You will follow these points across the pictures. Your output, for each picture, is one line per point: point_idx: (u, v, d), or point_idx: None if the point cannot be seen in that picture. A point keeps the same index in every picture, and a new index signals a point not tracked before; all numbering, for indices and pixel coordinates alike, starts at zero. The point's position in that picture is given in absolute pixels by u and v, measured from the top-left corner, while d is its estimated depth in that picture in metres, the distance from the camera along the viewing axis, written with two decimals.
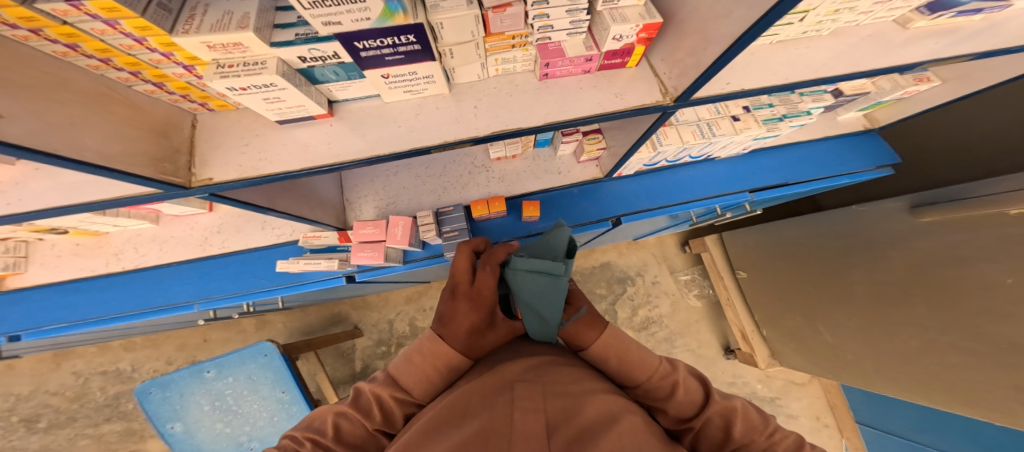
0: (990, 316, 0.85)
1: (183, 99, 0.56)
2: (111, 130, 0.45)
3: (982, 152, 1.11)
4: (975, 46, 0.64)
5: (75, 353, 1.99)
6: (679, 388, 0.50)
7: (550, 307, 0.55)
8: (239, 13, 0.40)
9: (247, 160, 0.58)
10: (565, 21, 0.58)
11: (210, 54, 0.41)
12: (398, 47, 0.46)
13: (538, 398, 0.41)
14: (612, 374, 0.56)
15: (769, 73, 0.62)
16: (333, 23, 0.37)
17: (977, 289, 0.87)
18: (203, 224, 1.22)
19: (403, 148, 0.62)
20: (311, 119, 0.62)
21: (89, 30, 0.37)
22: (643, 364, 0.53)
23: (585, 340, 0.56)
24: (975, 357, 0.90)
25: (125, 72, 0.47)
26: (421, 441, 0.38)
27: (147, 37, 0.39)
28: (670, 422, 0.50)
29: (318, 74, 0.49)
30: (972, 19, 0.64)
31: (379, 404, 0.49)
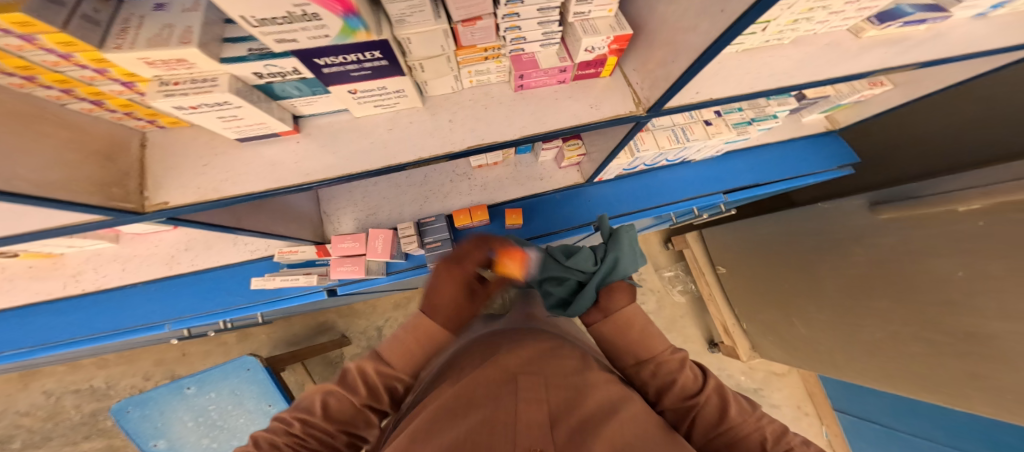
0: (945, 308, 0.90)
1: (127, 116, 0.52)
2: (50, 155, 0.42)
3: (933, 150, 1.19)
4: (921, 54, 0.69)
5: (44, 372, 1.86)
6: (686, 365, 0.55)
7: (627, 261, 0.69)
8: (179, 26, 0.36)
9: (208, 180, 0.55)
10: (537, 32, 0.58)
11: (151, 71, 0.38)
12: (362, 63, 0.44)
13: (541, 389, 0.44)
14: (625, 345, 0.59)
15: (735, 82, 0.63)
16: (286, 40, 0.35)
17: (932, 283, 0.92)
18: (169, 242, 1.15)
19: (376, 166, 0.60)
20: (276, 136, 0.60)
21: (3, 46, 0.33)
22: (659, 338, 0.59)
23: (618, 303, 0.64)
24: (933, 347, 0.95)
25: (56, 90, 0.43)
26: (427, 424, 0.39)
27: (75, 53, 0.36)
28: (673, 397, 0.51)
29: (279, 89, 0.47)
30: (919, 28, 0.69)
31: (369, 378, 0.52)
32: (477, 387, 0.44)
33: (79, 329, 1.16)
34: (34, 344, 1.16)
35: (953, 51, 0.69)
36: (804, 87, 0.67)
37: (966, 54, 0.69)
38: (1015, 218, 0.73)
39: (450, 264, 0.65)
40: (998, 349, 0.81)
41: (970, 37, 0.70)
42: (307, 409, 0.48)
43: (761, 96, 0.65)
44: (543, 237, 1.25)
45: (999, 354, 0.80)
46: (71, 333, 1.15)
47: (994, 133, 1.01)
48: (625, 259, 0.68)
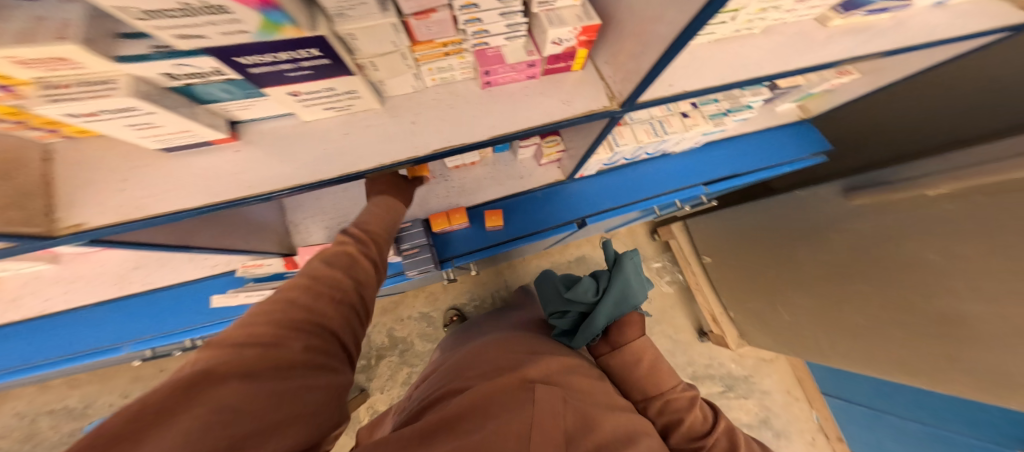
0: (920, 291, 0.92)
1: (23, 126, 0.43)
2: None
3: (900, 136, 1.22)
4: (884, 43, 0.68)
5: (8, 397, 1.71)
6: (696, 404, 0.63)
7: (634, 292, 0.77)
8: (56, 20, 0.30)
9: (130, 198, 0.49)
10: (501, 25, 0.54)
11: (27, 73, 0.32)
12: (299, 62, 0.39)
13: (559, 404, 0.46)
14: (637, 379, 0.70)
15: (707, 74, 0.62)
16: (190, 36, 0.30)
17: (907, 267, 0.94)
18: (119, 259, 1.06)
19: (331, 174, 0.55)
20: (210, 145, 0.54)
21: None
22: (666, 375, 0.69)
23: (629, 335, 0.76)
24: (912, 331, 0.97)
25: None
26: (444, 424, 0.40)
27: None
28: (681, 436, 0.58)
29: (203, 92, 0.42)
30: (882, 16, 0.69)
31: (352, 252, 0.59)
32: (496, 396, 0.45)
33: (26, 356, 1.08)
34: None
35: (921, 38, 0.68)
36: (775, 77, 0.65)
37: (930, 41, 0.69)
38: (980, 201, 0.76)
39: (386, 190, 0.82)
40: (973, 332, 0.83)
41: (930, 25, 0.70)
42: (308, 272, 0.50)
43: (735, 87, 0.63)
44: (525, 238, 1.22)
45: (974, 336, 0.83)
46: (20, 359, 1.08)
47: (960, 119, 1.04)
48: (632, 291, 0.76)
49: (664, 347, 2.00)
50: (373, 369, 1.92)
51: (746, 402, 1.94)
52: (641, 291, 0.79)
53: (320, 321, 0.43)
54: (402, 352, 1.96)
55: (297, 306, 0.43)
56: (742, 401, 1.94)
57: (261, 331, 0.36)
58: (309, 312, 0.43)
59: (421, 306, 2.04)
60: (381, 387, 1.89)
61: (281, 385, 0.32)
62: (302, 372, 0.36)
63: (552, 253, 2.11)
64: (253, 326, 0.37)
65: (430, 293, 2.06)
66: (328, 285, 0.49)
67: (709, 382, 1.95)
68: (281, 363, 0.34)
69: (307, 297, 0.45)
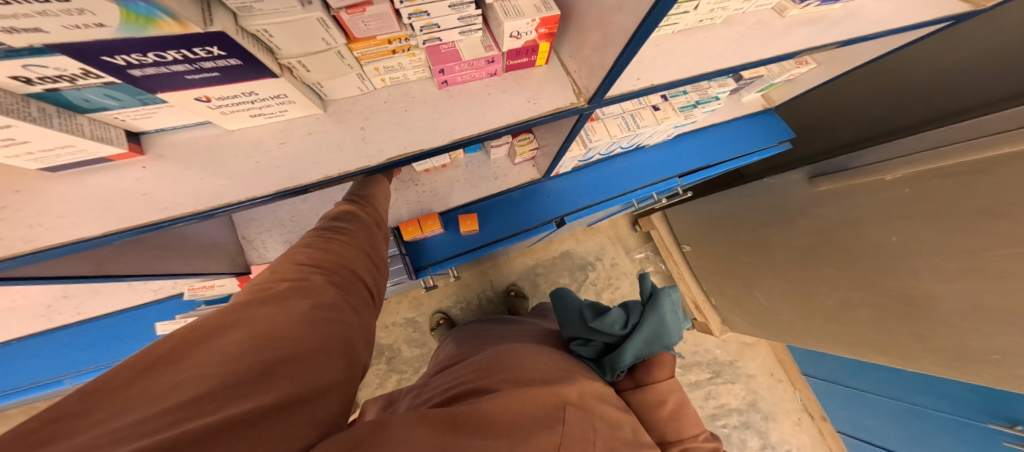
0: (884, 273, 0.96)
1: None
2: None
3: (855, 122, 1.26)
4: (838, 34, 0.67)
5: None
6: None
7: (672, 334, 0.71)
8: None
9: (8, 228, 0.41)
10: (452, 18, 0.48)
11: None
12: (198, 63, 0.33)
13: (587, 430, 0.43)
14: (656, 420, 0.62)
15: (675, 67, 0.59)
16: (19, 28, 0.23)
17: (871, 250, 0.97)
18: (42, 289, 0.93)
19: (267, 190, 0.49)
20: (107, 161, 0.47)
21: None
22: (692, 422, 0.62)
23: (658, 375, 0.67)
24: (879, 311, 1.01)
25: None
26: (465, 419, 0.37)
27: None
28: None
29: (81, 100, 0.35)
30: (834, 6, 0.68)
31: (354, 210, 0.61)
32: (523, 410, 0.41)
33: None
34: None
35: (872, 27, 0.69)
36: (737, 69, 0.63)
37: (879, 30, 0.70)
38: (936, 183, 0.79)
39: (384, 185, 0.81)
40: (935, 310, 0.87)
41: (880, 14, 0.70)
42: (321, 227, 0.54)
43: (701, 80, 0.61)
44: (503, 240, 1.18)
45: (936, 314, 0.87)
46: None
47: (912, 106, 1.08)
48: (669, 332, 0.70)
49: None
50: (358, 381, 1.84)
51: (733, 387, 2.01)
52: (678, 332, 0.72)
53: (337, 261, 0.48)
54: (389, 360, 1.89)
55: (313, 250, 0.47)
56: (729, 385, 2.01)
57: (282, 271, 0.41)
58: (325, 254, 0.47)
59: (405, 310, 1.96)
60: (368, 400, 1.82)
61: (308, 301, 0.37)
62: (330, 294, 0.41)
63: (536, 250, 2.08)
64: (277, 268, 0.42)
65: (414, 297, 1.98)
66: (339, 235, 0.53)
67: (696, 369, 2.00)
68: (307, 289, 0.39)
69: (323, 243, 0.49)
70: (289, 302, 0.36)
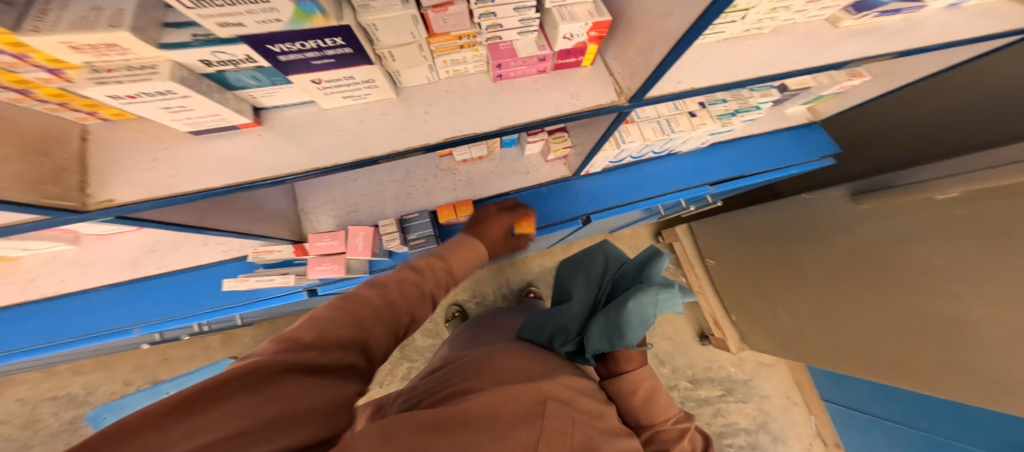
0: (924, 294, 0.92)
1: (63, 108, 0.45)
2: None
3: (911, 138, 1.21)
4: (895, 45, 0.67)
5: (17, 380, 1.75)
6: (686, 436, 0.62)
7: (641, 324, 0.66)
8: (110, 9, 0.32)
9: (155, 177, 0.51)
10: (514, 19, 0.55)
11: (78, 56, 0.34)
12: (324, 51, 0.42)
13: (568, 423, 0.41)
14: (630, 408, 0.67)
15: (717, 72, 0.62)
16: (230, 25, 0.33)
17: (913, 271, 0.94)
18: (132, 243, 1.05)
19: (347, 159, 0.58)
20: (234, 128, 0.56)
21: None
22: (663, 407, 0.65)
23: (628, 366, 0.69)
24: (917, 335, 0.97)
25: (46, 71, 0.34)
26: (454, 415, 0.36)
27: (27, 53, 0.31)
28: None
29: (233, 79, 0.44)
30: (896, 16, 0.69)
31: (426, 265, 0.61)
32: (508, 401, 0.41)
33: (33, 337, 1.07)
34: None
35: (931, 39, 0.68)
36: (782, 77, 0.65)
37: (943, 43, 0.68)
38: (992, 205, 0.75)
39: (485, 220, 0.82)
40: (977, 336, 0.84)
41: (944, 25, 0.70)
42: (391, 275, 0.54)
43: (743, 86, 0.63)
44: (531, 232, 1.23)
45: (977, 340, 0.84)
46: (28, 338, 1.07)
47: (972, 125, 1.04)
48: (637, 321, 0.66)
49: (664, 349, 2.01)
50: None
51: (744, 406, 1.95)
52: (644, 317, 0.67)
53: (372, 343, 0.41)
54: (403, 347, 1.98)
55: (367, 301, 0.46)
56: (740, 404, 1.95)
57: (337, 317, 0.40)
58: (372, 306, 0.45)
59: None
60: (381, 380, 1.91)
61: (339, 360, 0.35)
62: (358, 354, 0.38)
63: (555, 252, 2.13)
64: (339, 312, 0.42)
65: None
66: (402, 286, 0.53)
67: (707, 385, 1.97)
68: (340, 347, 0.37)
69: (384, 297, 0.48)
70: (326, 357, 0.34)
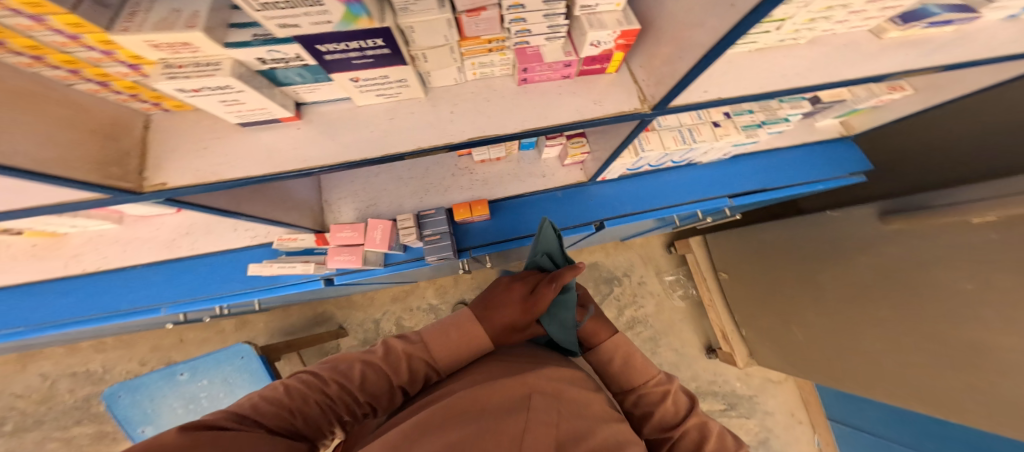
0: (950, 319, 0.89)
1: (132, 98, 0.51)
2: (52, 132, 0.40)
3: (951, 157, 1.15)
4: (940, 58, 0.64)
5: (42, 354, 1.86)
6: (668, 397, 0.58)
7: (564, 329, 0.65)
8: (187, 11, 0.36)
9: (205, 164, 0.54)
10: (542, 25, 0.56)
11: (155, 54, 0.37)
12: (365, 51, 0.45)
13: (554, 412, 0.39)
14: (612, 374, 0.65)
15: (749, 80, 0.60)
16: (289, 25, 0.36)
17: (940, 295, 0.90)
18: (170, 225, 1.11)
19: (375, 154, 0.60)
20: (277, 122, 0.60)
21: (13, 26, 0.31)
22: (641, 370, 0.62)
23: (599, 337, 0.66)
24: (939, 360, 0.93)
25: (126, 66, 0.40)
26: (438, 418, 0.38)
27: (113, 50, 0.36)
28: (654, 426, 0.56)
29: (281, 76, 0.47)
30: (945, 28, 0.64)
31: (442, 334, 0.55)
32: (493, 395, 0.41)
33: (69, 311, 1.11)
34: (22, 325, 1.12)
35: (979, 53, 0.65)
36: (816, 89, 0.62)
37: (991, 60, 0.65)
38: None
39: (519, 283, 0.65)
40: (1000, 365, 0.80)
41: (1001, 38, 0.65)
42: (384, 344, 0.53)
43: (772, 97, 0.61)
44: None
45: (999, 367, 0.80)
46: (58, 314, 1.11)
47: (1016, 147, 0.99)
48: (556, 327, 0.66)
49: (669, 360, 1.98)
50: None
51: (746, 421, 1.90)
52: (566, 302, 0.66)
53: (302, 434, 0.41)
54: None
55: (334, 374, 0.46)
56: (742, 419, 1.90)
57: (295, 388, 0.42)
58: (335, 381, 0.46)
59: (431, 297, 2.09)
60: None
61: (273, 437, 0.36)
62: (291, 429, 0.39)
63: None
64: (300, 382, 0.44)
65: (440, 286, 2.11)
66: (387, 356, 0.51)
67: (711, 399, 1.92)
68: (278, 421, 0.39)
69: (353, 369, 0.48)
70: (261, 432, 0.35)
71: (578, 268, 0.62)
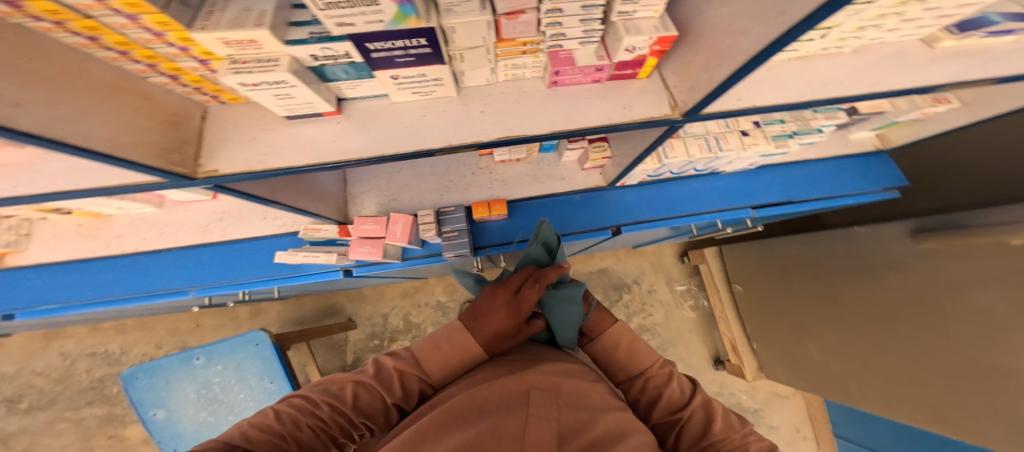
0: (976, 341, 0.85)
1: (195, 91, 0.55)
2: (126, 119, 0.46)
3: (993, 175, 1.11)
4: (989, 72, 0.62)
5: (65, 333, 1.95)
6: (674, 378, 0.54)
7: (566, 326, 0.60)
8: (256, 10, 0.39)
9: (253, 154, 0.58)
10: (577, 29, 0.56)
11: (225, 50, 0.40)
12: (408, 49, 0.47)
13: (553, 406, 0.40)
14: (614, 362, 0.59)
15: (786, 90, 0.59)
16: (345, 24, 0.39)
17: (969, 317, 0.87)
18: (205, 211, 1.17)
19: (407, 150, 0.62)
20: (319, 116, 0.62)
21: (111, 24, 0.34)
22: (645, 353, 0.58)
23: (605, 323, 0.62)
24: (960, 384, 0.90)
25: (198, 62, 0.44)
26: (439, 424, 0.39)
27: (190, 47, 0.40)
28: (661, 411, 0.51)
29: (329, 72, 0.50)
30: (1003, 38, 0.62)
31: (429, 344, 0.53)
32: (492, 392, 0.42)
33: (105, 289, 1.17)
34: (54, 303, 1.16)
35: None
36: (858, 99, 0.61)
37: None
38: None
39: (498, 286, 0.58)
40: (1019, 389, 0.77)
41: None
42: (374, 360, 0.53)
43: (809, 106, 0.60)
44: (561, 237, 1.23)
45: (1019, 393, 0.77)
46: (94, 292, 1.16)
47: None
48: (557, 324, 0.60)
49: None
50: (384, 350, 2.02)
51: None
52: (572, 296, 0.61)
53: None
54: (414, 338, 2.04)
55: (322, 392, 0.47)
56: None
57: (285, 411, 0.43)
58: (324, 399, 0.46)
59: (439, 294, 2.12)
60: None
61: None
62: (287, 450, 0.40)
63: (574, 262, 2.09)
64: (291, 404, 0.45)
65: (449, 283, 2.14)
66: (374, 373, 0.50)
67: None
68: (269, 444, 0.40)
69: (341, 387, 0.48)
70: None
71: (563, 266, 0.59)
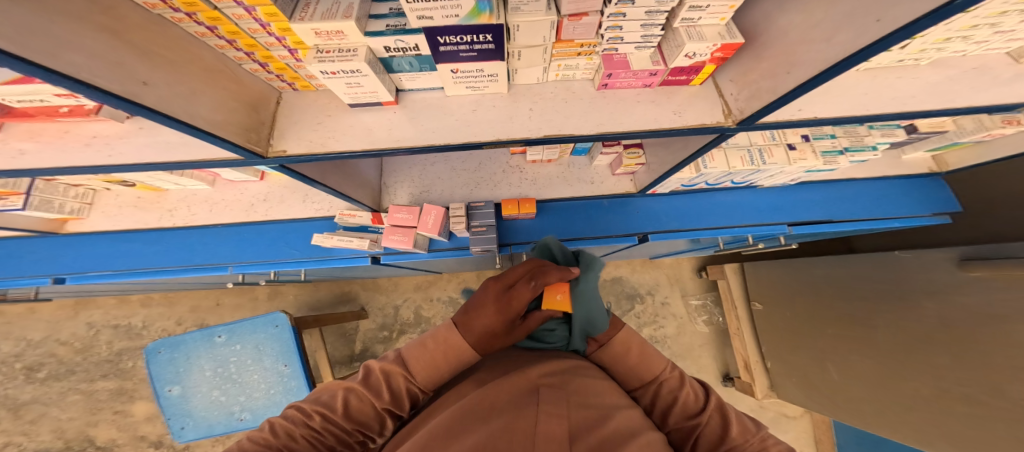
0: (1012, 371, 0.82)
1: (276, 78, 0.60)
2: (218, 100, 0.51)
3: None
4: None
5: (93, 303, 2.08)
6: (688, 382, 0.49)
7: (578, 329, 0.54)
8: (345, 4, 0.45)
9: (316, 137, 0.61)
10: (637, 34, 0.57)
11: (313, 40, 0.46)
12: (474, 45, 0.49)
13: (563, 404, 0.38)
14: (625, 369, 0.53)
15: (850, 102, 0.57)
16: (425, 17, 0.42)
17: (1007, 347, 0.83)
18: (252, 192, 1.24)
19: (456, 141, 0.64)
20: (378, 105, 0.65)
21: (230, 15, 0.42)
22: (658, 358, 0.53)
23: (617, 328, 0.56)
24: (996, 414, 0.85)
25: (286, 49, 0.50)
26: (450, 425, 0.37)
27: (286, 36, 0.47)
28: (675, 415, 0.46)
29: (395, 63, 0.54)
30: None
31: (421, 342, 0.50)
32: (502, 392, 0.40)
33: (156, 259, 1.25)
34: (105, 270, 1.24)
35: None
36: (932, 115, 0.59)
37: None
38: None
39: (491, 279, 0.52)
40: None
41: None
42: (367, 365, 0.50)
43: (881, 119, 0.58)
44: (587, 241, 1.22)
45: None
46: (145, 261, 1.25)
47: None
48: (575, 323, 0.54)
49: None
50: (392, 342, 2.07)
51: None
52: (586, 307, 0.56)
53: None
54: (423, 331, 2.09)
55: (317, 401, 0.45)
56: None
57: (281, 424, 0.42)
58: (317, 406, 0.44)
59: (451, 290, 2.15)
60: None
61: None
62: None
63: None
64: (289, 415, 0.44)
65: (462, 280, 2.17)
66: (365, 378, 0.47)
67: None
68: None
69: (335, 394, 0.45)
70: None
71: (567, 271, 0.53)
